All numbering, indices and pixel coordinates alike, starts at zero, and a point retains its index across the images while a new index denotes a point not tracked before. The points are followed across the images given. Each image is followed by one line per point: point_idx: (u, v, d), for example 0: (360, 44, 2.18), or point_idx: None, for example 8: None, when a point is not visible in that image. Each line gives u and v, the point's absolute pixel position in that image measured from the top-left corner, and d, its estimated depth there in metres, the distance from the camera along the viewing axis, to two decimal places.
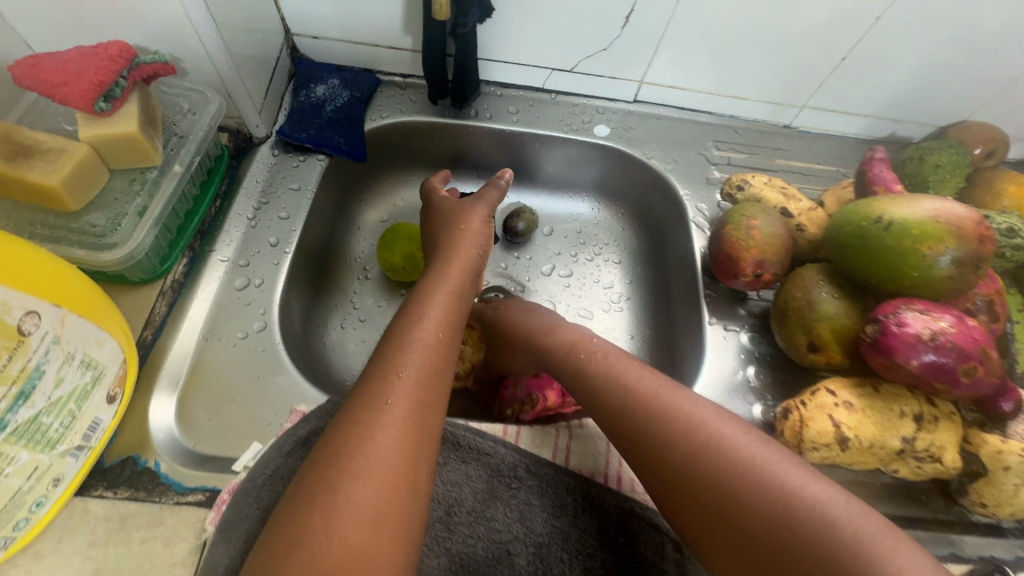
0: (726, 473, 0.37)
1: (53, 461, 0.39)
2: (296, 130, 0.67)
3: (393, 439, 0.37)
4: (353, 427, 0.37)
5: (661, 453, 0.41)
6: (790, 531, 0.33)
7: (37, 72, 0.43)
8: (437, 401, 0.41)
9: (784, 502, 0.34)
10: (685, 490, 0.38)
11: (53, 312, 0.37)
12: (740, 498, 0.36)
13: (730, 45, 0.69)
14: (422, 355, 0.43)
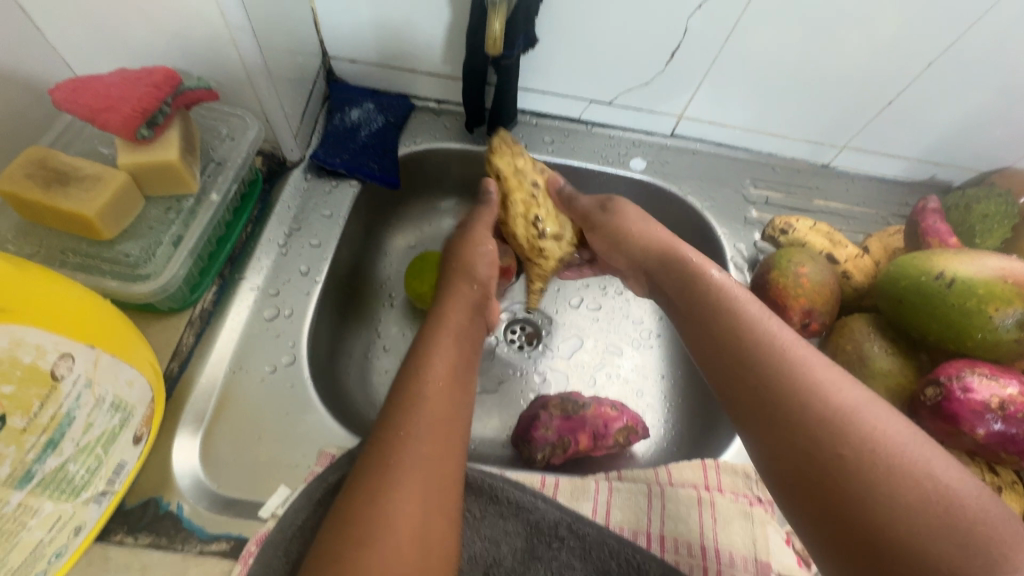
0: (855, 440, 0.35)
1: (76, 509, 0.36)
2: (330, 155, 0.66)
3: (407, 506, 0.38)
4: (366, 494, 0.38)
5: (774, 402, 0.39)
6: (917, 502, 0.32)
7: (78, 97, 0.42)
8: (454, 433, 0.43)
9: (904, 467, 0.33)
10: (802, 451, 0.36)
11: (87, 353, 0.35)
12: (864, 465, 0.34)
13: (775, 84, 0.67)
14: (431, 414, 0.43)
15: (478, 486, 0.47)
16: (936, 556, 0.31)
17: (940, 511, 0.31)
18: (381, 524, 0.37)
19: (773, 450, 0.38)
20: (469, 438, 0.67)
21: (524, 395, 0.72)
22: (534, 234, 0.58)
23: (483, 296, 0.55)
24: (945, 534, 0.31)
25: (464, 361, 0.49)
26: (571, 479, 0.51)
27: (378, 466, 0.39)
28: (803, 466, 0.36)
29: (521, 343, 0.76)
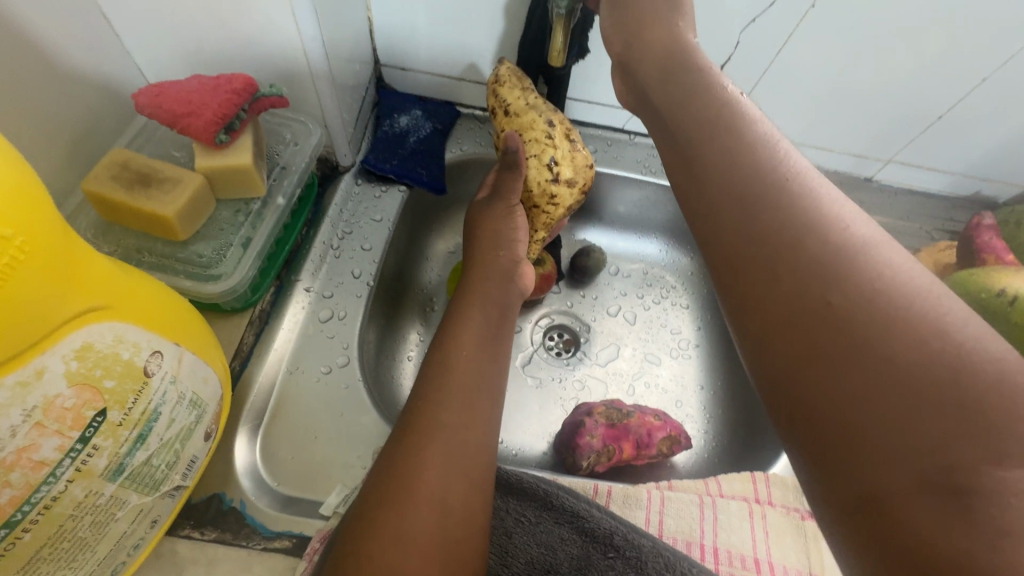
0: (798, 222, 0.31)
1: (155, 502, 0.37)
2: (380, 160, 0.67)
3: (433, 470, 0.42)
4: (399, 461, 0.43)
5: (777, 268, 0.31)
6: (881, 382, 0.26)
7: (161, 102, 0.43)
8: (473, 412, 0.46)
9: (868, 263, 0.28)
10: (751, 209, 0.33)
11: (174, 350, 0.36)
12: (876, 324, 0.27)
13: (822, 96, 0.67)
14: (460, 389, 0.47)
15: (533, 492, 0.48)
16: (957, 457, 0.23)
17: (942, 386, 0.24)
18: (414, 490, 0.42)
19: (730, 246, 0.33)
20: (510, 444, 0.67)
21: (562, 403, 0.72)
22: (543, 177, 0.57)
23: (510, 263, 0.57)
24: (967, 448, 0.23)
25: (494, 330, 0.52)
26: (624, 487, 0.51)
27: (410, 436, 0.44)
28: (787, 238, 0.31)
29: (560, 350, 0.76)
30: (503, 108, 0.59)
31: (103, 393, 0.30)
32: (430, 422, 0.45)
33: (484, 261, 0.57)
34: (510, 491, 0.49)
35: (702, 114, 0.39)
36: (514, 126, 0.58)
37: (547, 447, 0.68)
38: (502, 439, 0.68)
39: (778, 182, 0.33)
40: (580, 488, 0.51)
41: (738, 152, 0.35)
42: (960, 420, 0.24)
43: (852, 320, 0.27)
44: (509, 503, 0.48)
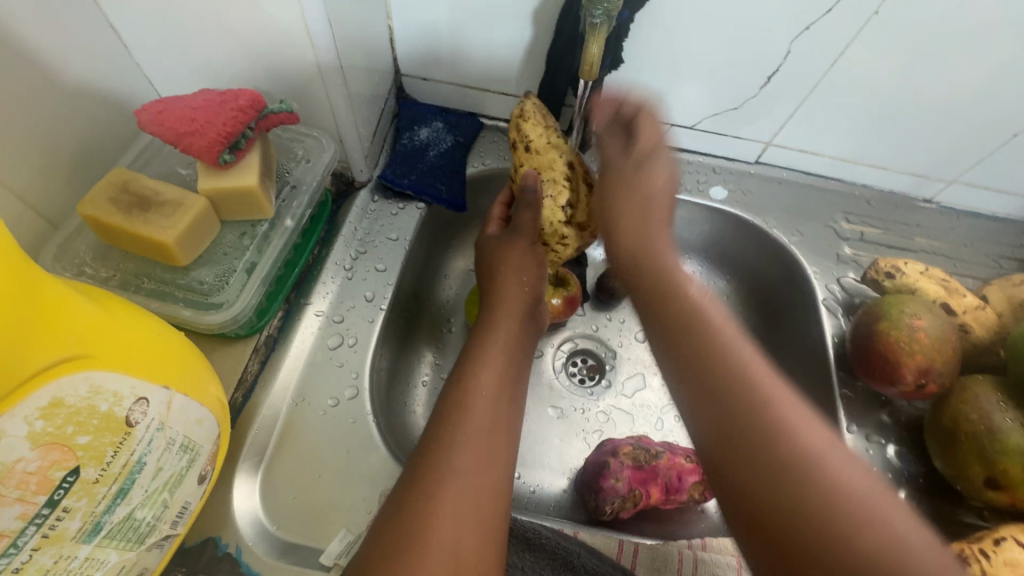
0: (736, 405, 0.33)
1: (140, 555, 0.35)
2: (398, 175, 0.64)
3: (446, 520, 0.38)
4: (411, 510, 0.39)
5: (720, 419, 0.34)
6: (764, 480, 0.31)
7: (164, 120, 0.41)
8: (496, 441, 0.44)
9: (799, 462, 0.31)
10: (691, 316, 0.37)
11: (162, 395, 0.33)
12: (765, 431, 0.32)
13: (878, 111, 0.61)
14: (477, 433, 0.43)
15: (553, 549, 0.44)
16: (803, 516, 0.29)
17: (805, 488, 0.30)
18: (425, 542, 0.37)
19: (685, 370, 0.36)
20: (528, 480, 0.63)
21: (584, 435, 0.67)
22: (557, 220, 0.56)
23: (532, 299, 0.56)
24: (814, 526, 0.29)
25: (514, 372, 0.49)
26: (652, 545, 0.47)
27: (421, 479, 0.40)
28: (719, 354, 0.35)
29: (583, 378, 0.71)
30: (524, 145, 0.55)
31: (76, 451, 0.28)
32: (445, 464, 0.41)
33: (509, 295, 0.54)
34: (528, 545, 0.45)
35: (627, 179, 0.48)
36: (534, 165, 0.55)
37: (567, 484, 0.63)
38: (520, 473, 0.63)
39: (712, 339, 0.36)
40: (605, 547, 0.47)
41: (645, 233, 0.44)
42: (829, 511, 0.29)
43: (769, 453, 0.32)
44: (526, 560, 0.44)
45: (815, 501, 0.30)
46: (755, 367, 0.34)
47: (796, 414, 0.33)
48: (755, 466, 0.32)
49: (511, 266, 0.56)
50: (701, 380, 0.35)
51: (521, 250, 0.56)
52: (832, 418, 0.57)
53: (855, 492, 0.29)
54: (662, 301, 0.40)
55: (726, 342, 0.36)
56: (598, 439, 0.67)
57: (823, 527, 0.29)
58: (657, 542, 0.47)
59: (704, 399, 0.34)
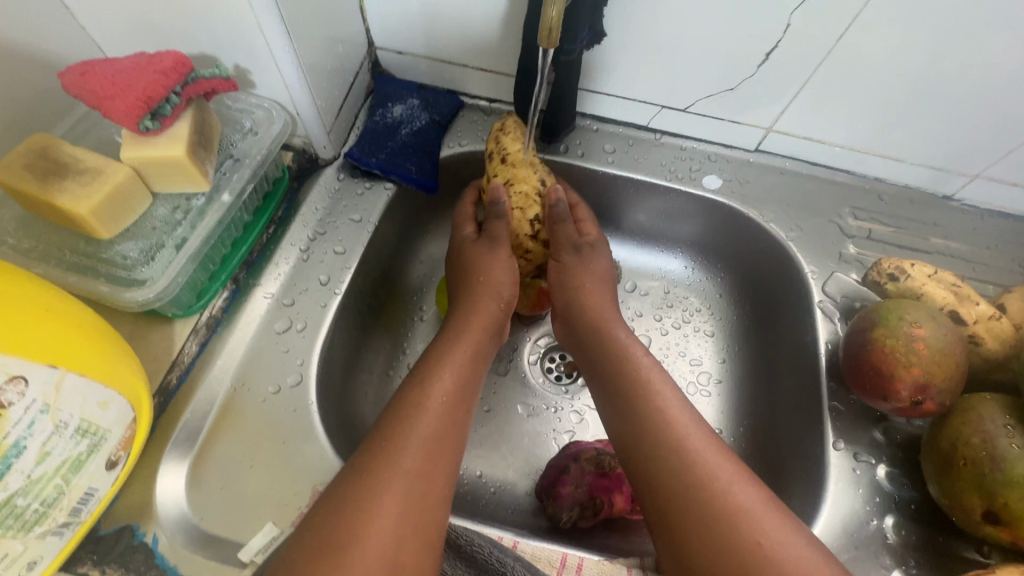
0: (678, 466, 0.40)
1: (29, 544, 0.33)
2: (365, 153, 0.60)
3: (391, 507, 0.36)
4: (354, 491, 0.36)
5: (662, 478, 0.40)
6: (695, 507, 0.38)
7: (84, 82, 0.38)
8: (458, 433, 0.42)
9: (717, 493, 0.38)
10: (639, 394, 0.45)
11: (45, 375, 0.31)
12: (693, 478, 0.39)
13: (892, 95, 0.55)
14: (426, 433, 0.40)
15: (484, 560, 0.42)
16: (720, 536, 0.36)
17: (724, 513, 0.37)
18: (360, 529, 0.34)
19: (631, 428, 0.44)
20: (490, 479, 0.60)
21: (555, 436, 0.63)
22: (523, 233, 0.55)
23: (505, 309, 0.52)
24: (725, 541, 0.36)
25: (472, 377, 0.46)
26: (599, 562, 0.42)
27: (367, 465, 0.37)
28: (660, 414, 0.43)
29: (560, 375, 0.66)
30: (500, 156, 0.55)
31: None
32: (396, 451, 0.38)
33: (480, 308, 0.51)
34: (459, 555, 0.43)
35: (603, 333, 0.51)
36: (507, 176, 0.54)
37: (530, 488, 0.60)
38: (481, 471, 0.60)
39: (655, 407, 0.44)
40: (545, 561, 0.43)
41: (622, 407, 0.45)
42: (731, 523, 0.36)
43: (698, 500, 0.38)
44: (457, 570, 0.43)
45: (728, 537, 0.36)
46: (683, 415, 0.43)
47: (721, 466, 0.40)
48: (677, 501, 0.39)
49: (491, 279, 0.52)
50: (640, 437, 0.43)
51: (502, 263, 0.53)
52: (820, 434, 0.52)
53: (766, 528, 0.36)
54: (618, 376, 0.47)
55: (665, 408, 0.44)
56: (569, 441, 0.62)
57: (734, 554, 0.35)
58: (606, 559, 0.43)
59: (644, 450, 0.42)
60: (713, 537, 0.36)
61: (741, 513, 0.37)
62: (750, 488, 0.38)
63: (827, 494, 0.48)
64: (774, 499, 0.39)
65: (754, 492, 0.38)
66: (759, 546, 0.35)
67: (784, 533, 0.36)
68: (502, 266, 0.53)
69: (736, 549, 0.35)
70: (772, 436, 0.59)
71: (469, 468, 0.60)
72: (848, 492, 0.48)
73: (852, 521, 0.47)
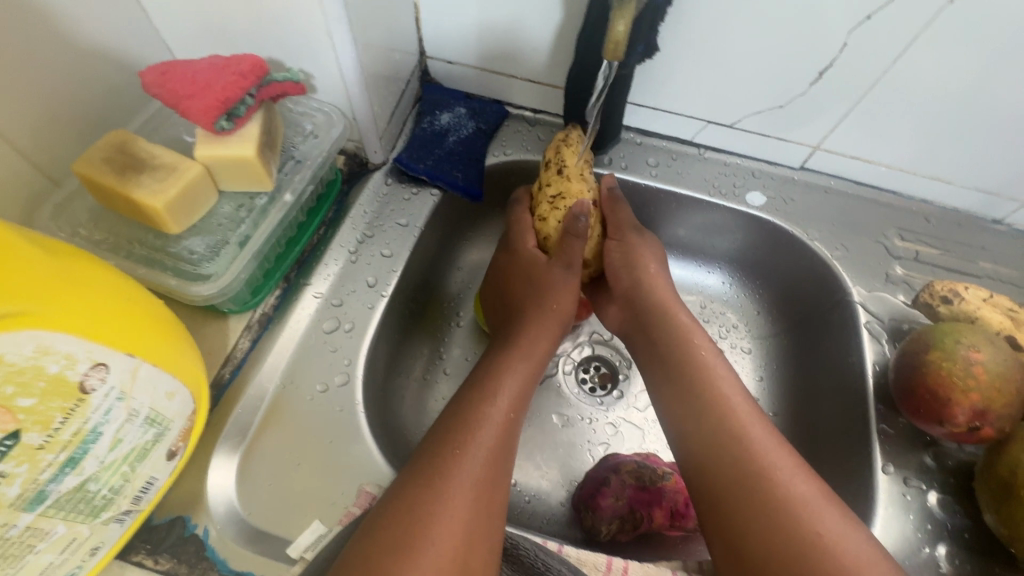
0: (734, 447, 0.41)
1: (94, 530, 0.34)
2: (414, 159, 0.60)
3: (462, 491, 0.37)
4: (425, 475, 0.38)
5: (716, 457, 0.41)
6: (747, 488, 0.39)
7: (165, 81, 0.39)
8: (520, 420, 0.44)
9: (767, 474, 0.39)
10: (696, 380, 0.45)
11: (124, 364, 0.32)
12: (746, 458, 0.40)
13: (947, 118, 0.54)
14: (500, 411, 0.43)
15: (531, 564, 0.42)
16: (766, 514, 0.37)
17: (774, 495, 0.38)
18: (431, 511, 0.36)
19: (688, 412, 0.44)
20: (524, 488, 0.59)
21: (591, 448, 0.62)
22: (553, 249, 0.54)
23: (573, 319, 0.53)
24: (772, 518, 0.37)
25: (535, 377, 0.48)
26: (644, 565, 0.43)
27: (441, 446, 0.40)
28: (718, 402, 0.44)
29: (595, 386, 0.65)
30: (557, 167, 0.52)
31: (17, 414, 0.27)
32: (468, 437, 0.40)
33: (546, 329, 0.51)
34: (507, 559, 0.43)
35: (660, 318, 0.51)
36: (558, 188, 0.52)
37: (565, 499, 0.59)
38: (516, 480, 0.59)
39: (714, 390, 0.44)
40: (591, 565, 0.43)
41: (677, 388, 0.46)
42: (779, 502, 0.37)
43: (755, 489, 0.38)
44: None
45: (784, 527, 0.36)
46: (741, 400, 0.44)
47: (779, 458, 0.40)
48: (733, 490, 0.39)
49: (562, 307, 0.52)
50: (698, 422, 0.43)
51: (570, 297, 0.52)
52: (868, 457, 0.51)
53: (825, 521, 0.36)
54: (675, 363, 0.48)
55: (723, 396, 0.44)
56: (604, 453, 0.62)
57: (791, 542, 0.36)
58: (650, 564, 0.44)
59: (701, 436, 0.43)
60: (768, 526, 0.37)
61: (798, 505, 0.37)
62: (805, 482, 0.39)
63: (876, 519, 0.47)
64: (831, 493, 0.38)
65: (812, 484, 0.38)
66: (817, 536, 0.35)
67: (841, 526, 0.36)
68: (570, 290, 0.52)
69: (792, 540, 0.36)
70: (814, 457, 0.57)
71: None
72: (899, 518, 0.47)
73: (904, 548, 0.46)
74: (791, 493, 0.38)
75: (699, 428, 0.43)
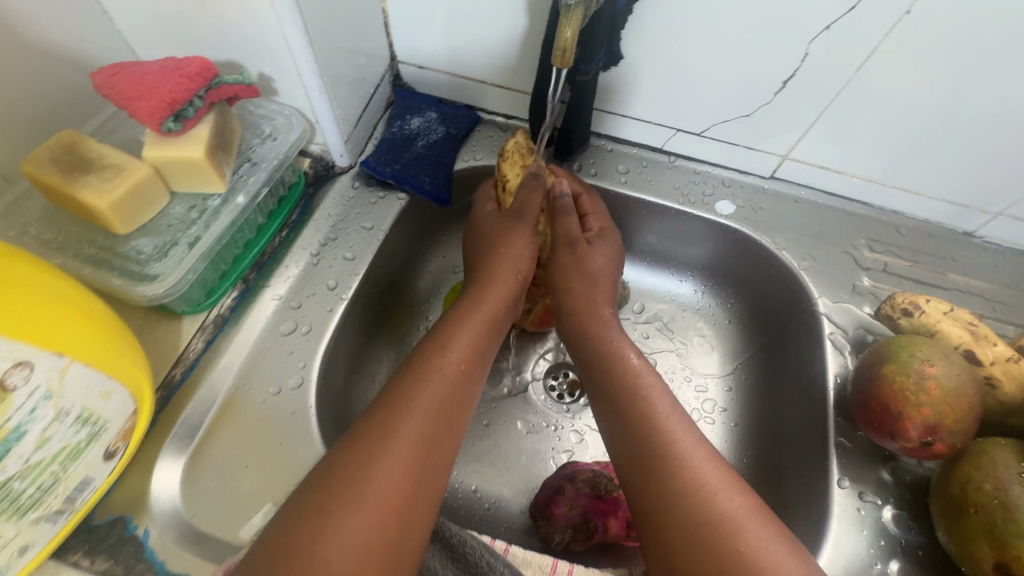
0: (672, 465, 0.40)
1: (22, 529, 0.34)
2: (381, 163, 0.60)
3: (384, 502, 0.36)
4: (345, 473, 0.37)
5: (654, 472, 0.40)
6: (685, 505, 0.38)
7: (116, 83, 0.40)
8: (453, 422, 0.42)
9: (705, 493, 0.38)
10: (629, 395, 0.45)
11: (51, 363, 0.32)
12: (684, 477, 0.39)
13: (911, 129, 0.54)
14: (428, 412, 0.41)
15: (476, 562, 0.42)
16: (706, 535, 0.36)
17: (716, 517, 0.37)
18: (349, 510, 0.35)
19: (619, 429, 0.44)
20: (485, 493, 0.59)
21: (554, 455, 0.61)
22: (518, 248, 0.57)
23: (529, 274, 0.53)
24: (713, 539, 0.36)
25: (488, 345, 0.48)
26: (589, 569, 0.43)
27: (370, 440, 0.38)
28: (650, 417, 0.43)
29: (562, 394, 0.65)
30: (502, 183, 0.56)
31: None
32: (387, 443, 0.38)
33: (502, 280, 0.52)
34: (452, 556, 0.43)
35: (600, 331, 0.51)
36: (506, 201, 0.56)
37: (525, 506, 0.58)
38: (477, 486, 0.59)
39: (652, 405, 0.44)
40: (536, 565, 0.43)
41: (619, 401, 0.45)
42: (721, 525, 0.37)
43: (683, 503, 0.38)
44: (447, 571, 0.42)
45: (710, 541, 0.36)
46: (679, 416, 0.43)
47: (709, 471, 0.39)
48: (662, 502, 0.39)
49: (512, 251, 0.53)
50: (632, 437, 0.43)
51: (519, 250, 0.53)
52: (825, 470, 0.50)
53: (748, 534, 0.36)
54: (611, 376, 0.47)
55: (655, 410, 0.44)
56: (568, 460, 0.61)
57: (717, 557, 0.36)
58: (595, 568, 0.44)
59: (636, 454, 0.42)
60: (694, 539, 0.37)
61: (725, 520, 0.37)
62: (736, 494, 0.38)
63: (828, 534, 0.47)
64: (764, 508, 0.38)
65: (743, 499, 0.38)
66: (739, 552, 0.35)
67: (767, 541, 0.36)
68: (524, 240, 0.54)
69: (718, 553, 0.36)
70: (776, 469, 0.57)
71: (464, 482, 0.59)
72: (852, 533, 0.46)
73: (856, 563, 0.45)
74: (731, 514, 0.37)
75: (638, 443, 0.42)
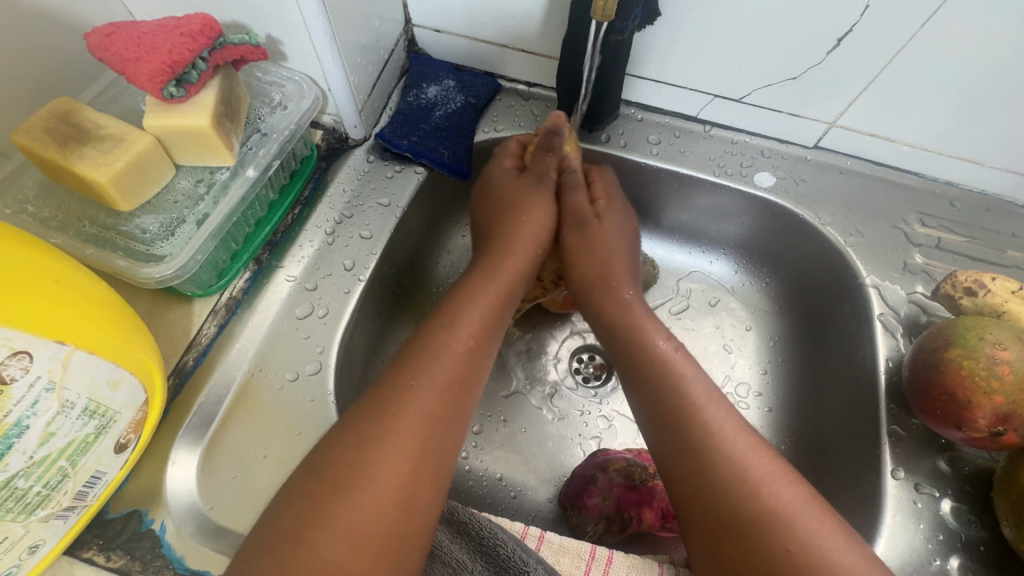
0: (714, 453, 0.37)
1: (30, 528, 0.32)
2: (397, 135, 0.56)
3: (385, 487, 0.34)
4: (333, 469, 0.34)
5: (692, 460, 0.38)
6: (725, 494, 0.36)
7: (111, 44, 0.36)
8: (460, 404, 0.40)
9: (744, 482, 0.36)
10: (670, 385, 0.42)
11: (52, 352, 0.29)
12: (721, 465, 0.37)
13: (982, 95, 0.49)
14: (432, 393, 0.38)
15: (507, 557, 0.40)
16: (749, 528, 0.34)
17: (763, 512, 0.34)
18: (337, 511, 0.32)
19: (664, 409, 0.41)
20: (511, 482, 0.56)
21: (581, 442, 0.58)
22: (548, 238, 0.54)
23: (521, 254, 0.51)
24: (751, 530, 0.34)
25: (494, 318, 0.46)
26: (629, 555, 0.41)
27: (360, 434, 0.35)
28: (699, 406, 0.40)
29: (588, 377, 0.62)
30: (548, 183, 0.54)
31: None
32: (390, 423, 0.36)
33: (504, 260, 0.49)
34: (480, 549, 0.40)
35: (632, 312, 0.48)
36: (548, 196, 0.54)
37: (553, 495, 0.56)
38: (502, 474, 0.56)
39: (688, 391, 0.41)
40: (574, 553, 0.41)
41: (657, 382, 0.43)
42: (762, 518, 0.34)
43: (731, 495, 0.35)
44: (477, 565, 0.40)
45: (758, 537, 0.34)
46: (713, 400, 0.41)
47: (758, 462, 0.37)
48: (705, 493, 0.36)
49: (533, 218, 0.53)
50: (670, 424, 0.40)
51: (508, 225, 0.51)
52: (877, 461, 0.47)
53: (805, 529, 0.33)
54: (649, 355, 0.44)
55: (695, 399, 0.41)
56: (596, 447, 0.58)
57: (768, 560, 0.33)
58: (636, 556, 0.42)
59: (671, 440, 0.40)
60: (747, 535, 0.34)
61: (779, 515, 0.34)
62: (787, 487, 0.35)
63: (882, 528, 0.44)
64: (818, 499, 0.36)
65: (794, 489, 0.35)
66: (792, 550, 0.33)
67: (828, 537, 0.33)
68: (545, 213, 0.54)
69: (770, 551, 0.33)
70: (820, 459, 0.54)
71: (489, 470, 0.56)
72: (907, 528, 0.44)
73: (911, 559, 0.42)
74: (773, 503, 0.34)
75: (678, 428, 0.40)
